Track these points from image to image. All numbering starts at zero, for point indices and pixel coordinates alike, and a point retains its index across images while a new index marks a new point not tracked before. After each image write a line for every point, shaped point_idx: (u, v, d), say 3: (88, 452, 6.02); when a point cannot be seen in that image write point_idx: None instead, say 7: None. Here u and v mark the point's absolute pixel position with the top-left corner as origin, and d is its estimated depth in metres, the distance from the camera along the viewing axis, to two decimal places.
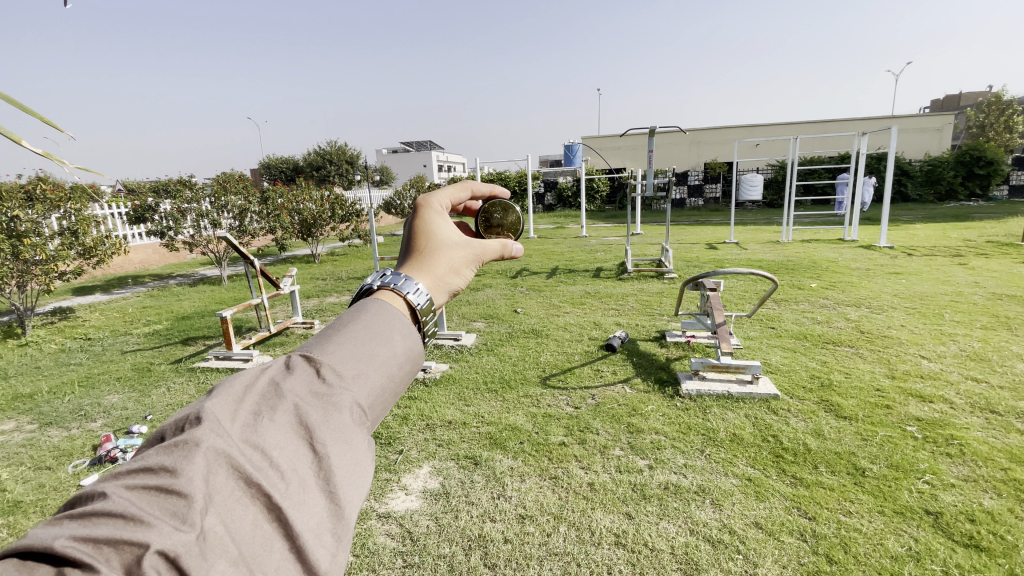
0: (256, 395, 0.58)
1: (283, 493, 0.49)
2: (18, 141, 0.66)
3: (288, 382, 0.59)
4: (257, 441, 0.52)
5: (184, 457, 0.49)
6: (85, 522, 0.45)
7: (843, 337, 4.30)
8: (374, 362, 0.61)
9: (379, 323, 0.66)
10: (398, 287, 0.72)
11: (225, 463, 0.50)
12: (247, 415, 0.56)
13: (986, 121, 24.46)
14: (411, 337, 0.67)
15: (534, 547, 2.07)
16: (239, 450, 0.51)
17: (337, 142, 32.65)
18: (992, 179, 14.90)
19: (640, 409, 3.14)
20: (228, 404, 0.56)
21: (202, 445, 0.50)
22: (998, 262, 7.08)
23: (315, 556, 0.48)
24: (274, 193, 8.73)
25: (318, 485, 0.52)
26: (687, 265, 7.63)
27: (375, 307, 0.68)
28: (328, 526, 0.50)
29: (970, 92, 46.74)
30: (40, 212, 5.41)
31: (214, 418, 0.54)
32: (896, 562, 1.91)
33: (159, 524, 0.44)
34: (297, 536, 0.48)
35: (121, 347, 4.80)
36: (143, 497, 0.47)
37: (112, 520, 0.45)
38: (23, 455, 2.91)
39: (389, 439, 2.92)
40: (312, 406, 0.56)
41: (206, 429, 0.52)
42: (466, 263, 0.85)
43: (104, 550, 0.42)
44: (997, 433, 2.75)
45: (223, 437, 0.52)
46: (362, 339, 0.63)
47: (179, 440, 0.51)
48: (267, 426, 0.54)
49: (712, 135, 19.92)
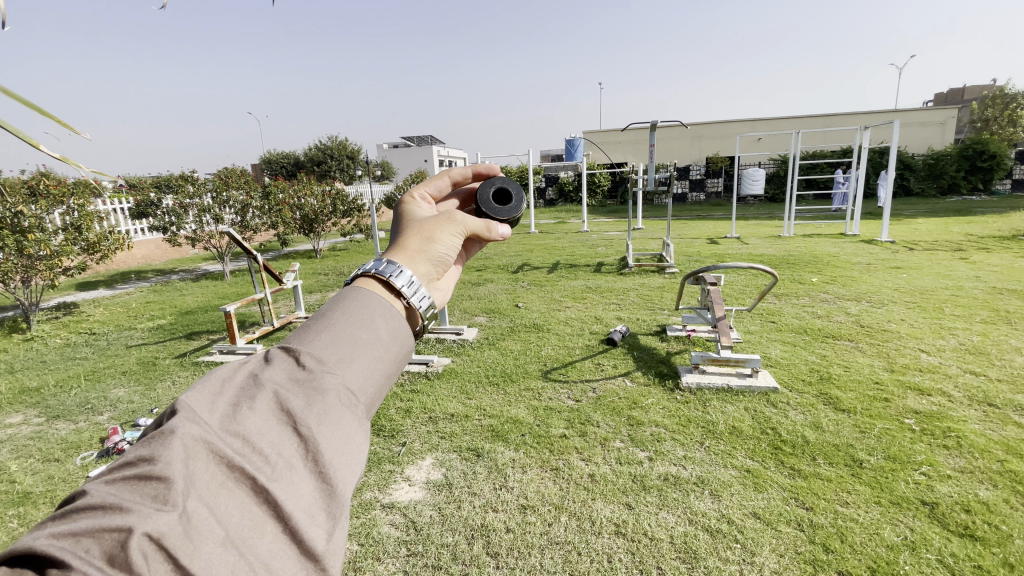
0: (235, 387, 0.60)
1: (268, 475, 0.52)
2: (34, 144, 0.68)
3: (268, 373, 0.61)
4: (238, 428, 0.55)
5: (161, 445, 0.52)
6: (64, 519, 0.48)
7: (843, 331, 4.31)
8: (357, 345, 0.63)
9: (358, 309, 0.68)
10: (385, 273, 0.73)
11: (204, 450, 0.52)
12: (226, 406, 0.58)
13: (990, 115, 24.33)
14: (395, 318, 0.69)
15: (535, 537, 2.10)
16: (220, 438, 0.54)
17: (337, 137, 32.61)
18: (995, 173, 14.85)
19: (639, 402, 3.18)
20: (206, 397, 0.58)
21: (179, 433, 0.53)
22: (1000, 256, 7.07)
23: (309, 536, 0.51)
24: (276, 188, 8.72)
25: (306, 465, 0.55)
26: (688, 259, 7.64)
27: (353, 294, 0.70)
28: (321, 506, 0.53)
29: (974, 87, 46.42)
30: (43, 207, 5.44)
31: (191, 410, 0.56)
32: (891, 552, 1.93)
33: (139, 509, 0.47)
34: (289, 516, 0.51)
35: (126, 342, 4.85)
36: (122, 489, 0.50)
37: (91, 513, 0.47)
38: (32, 448, 2.95)
39: (392, 431, 2.96)
40: (293, 392, 0.59)
41: (182, 419, 0.54)
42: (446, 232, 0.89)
43: (83, 541, 0.45)
44: (994, 425, 2.77)
45: (201, 426, 0.54)
46: (342, 324, 0.65)
47: (156, 432, 0.53)
48: (248, 414, 0.56)
49: (714, 130, 19.86)
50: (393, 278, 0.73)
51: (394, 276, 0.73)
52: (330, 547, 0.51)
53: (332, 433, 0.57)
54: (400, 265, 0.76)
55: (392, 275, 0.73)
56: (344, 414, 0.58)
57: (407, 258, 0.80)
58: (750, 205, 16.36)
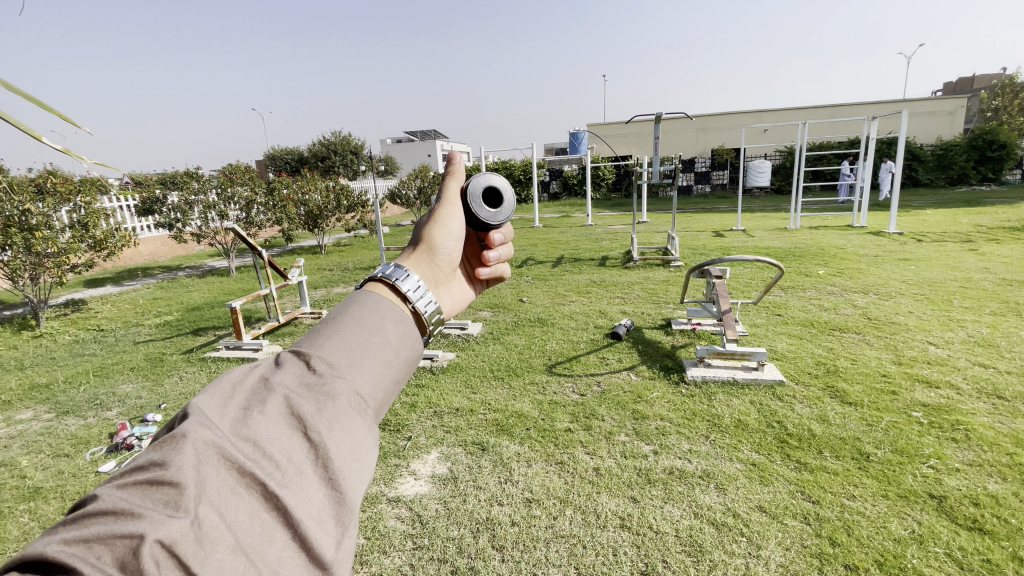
0: (246, 391, 0.60)
1: (279, 481, 0.52)
2: (37, 137, 0.66)
3: (278, 376, 0.61)
4: (248, 432, 0.54)
5: (173, 450, 0.51)
6: (76, 525, 0.47)
7: (850, 324, 4.28)
8: (367, 350, 0.63)
9: (367, 313, 0.67)
10: (394, 279, 0.73)
11: (215, 455, 0.52)
12: (237, 410, 0.58)
13: (1000, 104, 23.98)
14: (404, 323, 0.68)
15: (541, 530, 2.11)
16: (230, 442, 0.53)
17: (342, 133, 32.65)
18: (1005, 163, 14.66)
19: (645, 396, 3.17)
20: (217, 401, 0.58)
21: (190, 438, 0.52)
22: (1010, 247, 6.99)
23: (318, 544, 0.50)
24: (280, 185, 8.72)
25: (316, 472, 0.54)
26: (694, 252, 7.60)
27: (362, 298, 0.70)
28: (330, 513, 0.53)
29: (984, 76, 45.79)
30: (51, 204, 5.46)
31: (202, 413, 0.56)
32: (899, 545, 1.92)
33: (150, 515, 0.47)
34: (298, 523, 0.50)
35: (133, 338, 4.88)
36: (133, 494, 0.49)
37: (102, 518, 0.47)
38: (42, 443, 2.99)
39: (398, 425, 2.97)
40: (303, 396, 0.58)
41: (194, 423, 0.54)
42: (443, 214, 0.89)
43: (96, 548, 0.45)
44: (1003, 419, 2.74)
45: (213, 431, 0.54)
46: (353, 328, 0.65)
47: (168, 436, 0.53)
48: (258, 418, 0.56)
49: (720, 121, 19.68)
50: (400, 282, 0.73)
51: (402, 280, 0.73)
52: (339, 555, 0.51)
53: (342, 440, 0.56)
54: (406, 269, 0.76)
55: (399, 280, 0.73)
56: (354, 419, 0.58)
57: (413, 261, 0.82)
58: (756, 197, 16.21)
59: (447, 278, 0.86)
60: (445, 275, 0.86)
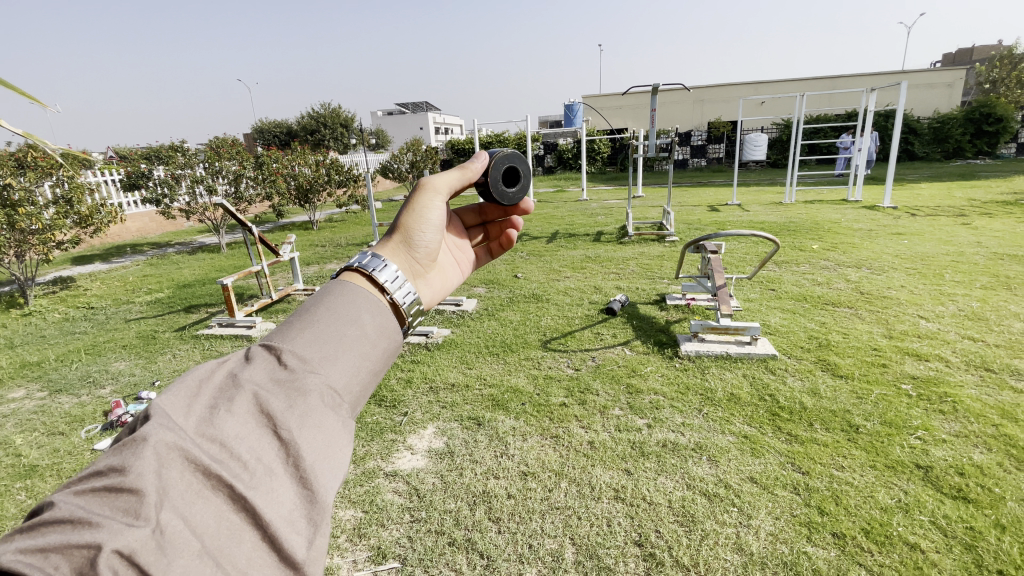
0: (213, 387, 0.58)
1: (246, 483, 0.50)
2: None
3: (247, 372, 0.59)
4: (214, 432, 0.52)
5: (132, 454, 0.49)
6: (31, 534, 0.45)
7: (843, 298, 4.31)
8: (342, 343, 0.61)
9: (342, 304, 0.65)
10: (369, 267, 0.70)
11: (179, 457, 0.50)
12: (203, 409, 0.55)
13: (998, 77, 23.80)
14: (380, 314, 0.66)
15: (536, 502, 2.14)
16: (195, 443, 0.51)
17: (330, 104, 31.84)
18: (1001, 136, 14.59)
19: (639, 370, 3.20)
20: (181, 400, 0.55)
21: (151, 441, 0.50)
22: (1002, 221, 7.03)
23: (289, 544, 0.49)
24: (269, 158, 8.53)
25: (287, 471, 0.53)
26: (689, 227, 7.56)
27: (339, 288, 0.67)
28: (302, 513, 0.52)
29: (982, 46, 45.49)
30: (32, 179, 5.31)
31: (165, 415, 0.53)
32: (885, 514, 1.97)
33: (109, 524, 0.45)
34: (267, 523, 0.49)
35: (125, 316, 4.84)
36: (91, 502, 0.48)
37: (58, 527, 0.45)
38: (36, 422, 2.98)
39: (394, 401, 2.98)
40: (273, 393, 0.56)
41: (154, 425, 0.52)
42: (420, 200, 0.86)
43: (52, 558, 0.43)
44: (990, 390, 2.79)
45: (176, 432, 0.52)
46: (327, 320, 0.63)
47: (128, 439, 0.50)
48: (225, 417, 0.54)
49: (717, 92, 19.34)
50: (378, 272, 0.70)
51: (380, 270, 0.70)
52: (311, 554, 0.50)
53: (313, 436, 0.55)
54: (384, 258, 0.73)
55: (377, 269, 0.70)
56: (327, 415, 0.56)
57: (389, 249, 0.78)
58: (751, 171, 16.10)
59: (425, 270, 0.84)
60: (422, 267, 0.84)
